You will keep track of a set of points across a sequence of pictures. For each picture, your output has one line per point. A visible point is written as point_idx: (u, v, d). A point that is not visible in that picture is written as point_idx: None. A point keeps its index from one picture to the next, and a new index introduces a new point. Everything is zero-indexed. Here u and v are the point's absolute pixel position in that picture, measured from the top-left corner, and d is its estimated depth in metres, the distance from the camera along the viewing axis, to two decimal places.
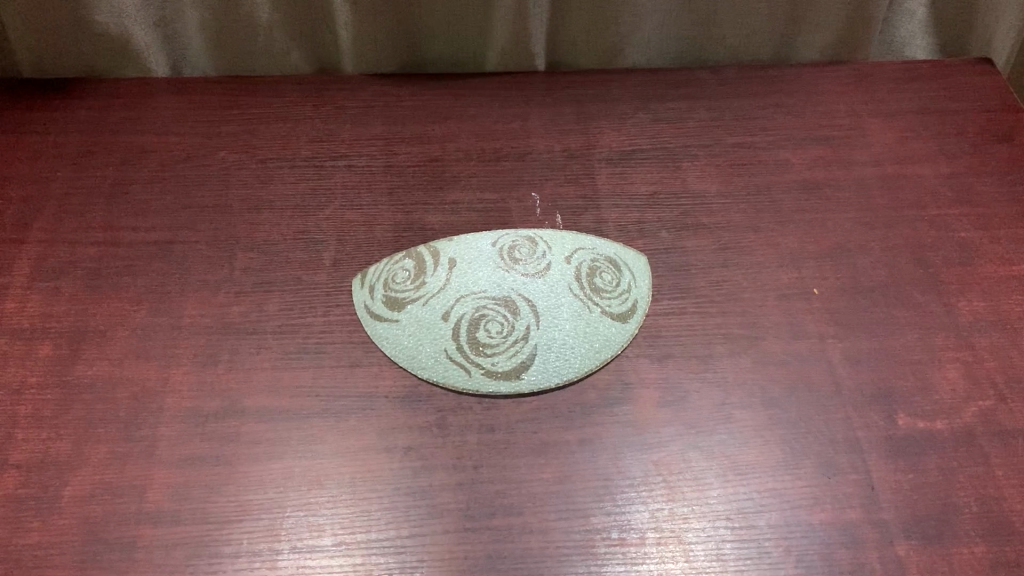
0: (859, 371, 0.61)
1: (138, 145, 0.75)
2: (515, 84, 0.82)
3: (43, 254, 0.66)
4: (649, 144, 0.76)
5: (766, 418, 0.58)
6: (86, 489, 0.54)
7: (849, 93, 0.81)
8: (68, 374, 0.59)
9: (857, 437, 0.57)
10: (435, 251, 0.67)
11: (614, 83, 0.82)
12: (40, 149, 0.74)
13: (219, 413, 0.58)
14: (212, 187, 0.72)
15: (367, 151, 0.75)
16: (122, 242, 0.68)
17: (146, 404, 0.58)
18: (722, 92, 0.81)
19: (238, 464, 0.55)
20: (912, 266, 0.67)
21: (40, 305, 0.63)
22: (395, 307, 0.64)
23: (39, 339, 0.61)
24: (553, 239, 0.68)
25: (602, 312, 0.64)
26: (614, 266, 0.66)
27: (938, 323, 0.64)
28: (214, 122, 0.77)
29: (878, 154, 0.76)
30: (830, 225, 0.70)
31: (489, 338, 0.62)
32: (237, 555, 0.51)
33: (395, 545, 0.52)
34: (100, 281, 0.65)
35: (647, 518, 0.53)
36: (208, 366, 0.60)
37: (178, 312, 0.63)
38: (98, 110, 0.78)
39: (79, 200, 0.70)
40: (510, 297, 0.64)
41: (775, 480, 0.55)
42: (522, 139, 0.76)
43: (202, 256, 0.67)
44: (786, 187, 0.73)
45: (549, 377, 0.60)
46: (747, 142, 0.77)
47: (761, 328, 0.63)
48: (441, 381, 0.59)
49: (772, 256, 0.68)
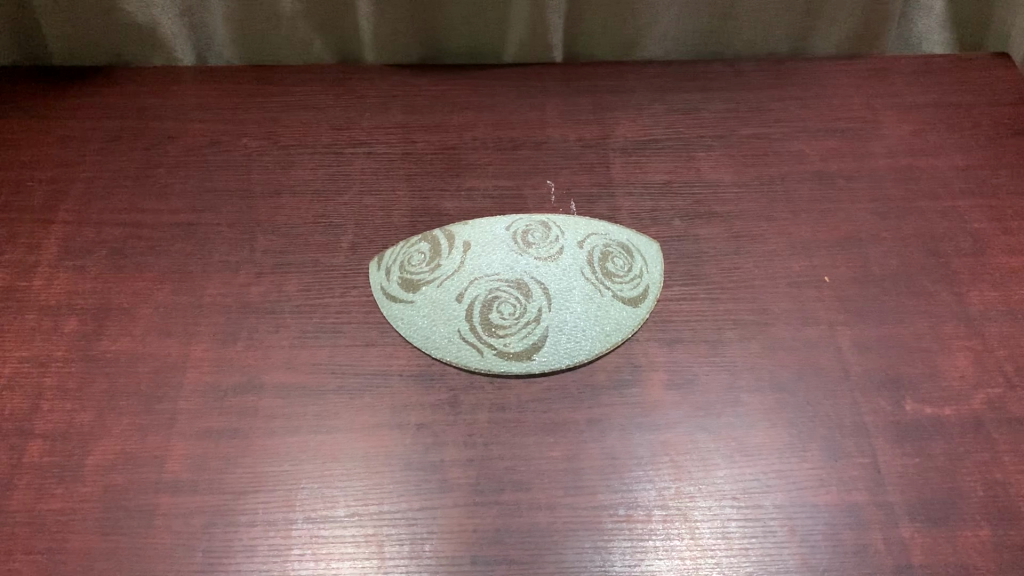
0: (867, 358, 0.61)
1: (165, 131, 0.77)
2: (533, 75, 0.83)
3: (70, 233, 0.68)
4: (664, 135, 0.77)
5: (774, 402, 0.59)
6: (108, 458, 0.55)
7: (865, 86, 0.82)
8: (92, 349, 0.61)
9: (864, 422, 0.58)
10: (450, 234, 0.68)
11: (630, 75, 0.83)
12: (69, 134, 0.76)
13: (238, 388, 0.59)
14: (235, 171, 0.73)
15: (386, 138, 0.76)
16: (147, 223, 0.69)
17: (167, 379, 0.60)
18: (738, 84, 0.82)
19: (255, 438, 0.57)
20: (924, 256, 0.68)
21: (66, 282, 0.65)
22: (410, 288, 0.65)
23: (65, 316, 0.63)
24: (566, 225, 0.69)
25: (613, 296, 0.64)
26: (626, 251, 0.67)
27: (949, 311, 0.64)
28: (238, 110, 0.79)
29: (892, 146, 0.76)
30: (843, 214, 0.71)
31: (502, 320, 0.63)
32: (253, 524, 0.53)
33: (406, 517, 0.53)
34: (123, 261, 0.67)
35: (654, 497, 0.54)
36: (226, 344, 0.62)
37: (199, 291, 0.65)
38: (125, 97, 0.80)
39: (104, 184, 0.72)
40: (522, 280, 0.65)
41: (781, 461, 0.56)
42: (538, 129, 0.77)
43: (223, 238, 0.68)
44: (799, 177, 0.74)
45: (561, 358, 0.61)
46: (762, 134, 0.77)
47: (771, 314, 0.64)
48: (453, 361, 0.60)
49: (784, 244, 0.69)
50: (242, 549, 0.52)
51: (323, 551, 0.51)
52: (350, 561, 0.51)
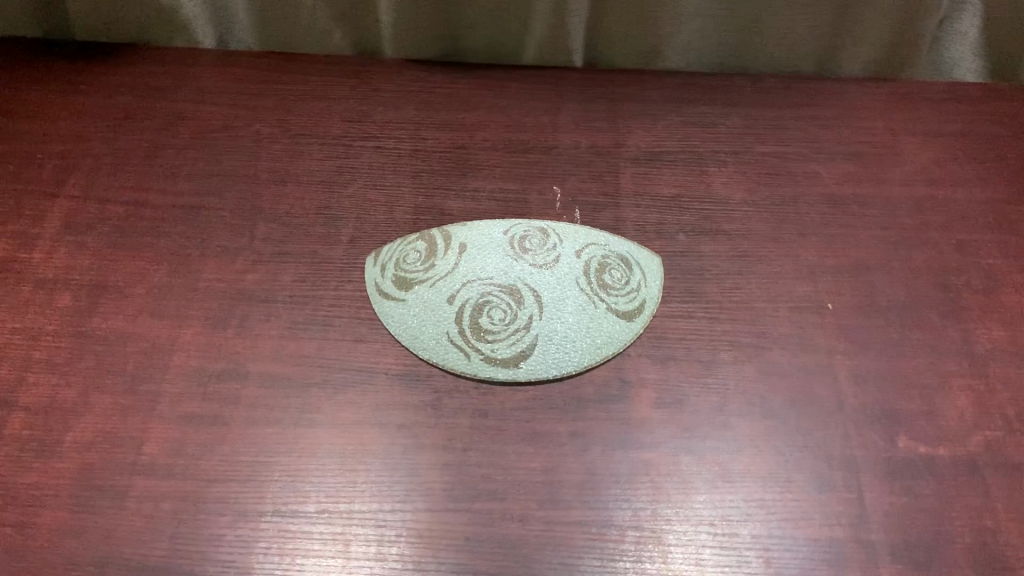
0: (864, 390, 0.60)
1: (178, 112, 0.77)
2: (551, 79, 0.82)
3: (74, 209, 0.69)
4: (677, 147, 0.76)
5: (763, 427, 0.57)
6: (88, 437, 0.56)
7: (889, 111, 0.80)
8: (84, 325, 0.61)
9: (853, 455, 0.56)
10: (448, 234, 0.67)
11: (649, 84, 0.82)
12: (84, 109, 0.77)
13: (223, 375, 0.59)
14: (243, 157, 0.74)
15: (396, 134, 0.76)
16: (152, 203, 0.70)
17: (154, 361, 0.60)
18: (758, 101, 0.80)
19: (234, 426, 0.56)
20: (933, 289, 0.66)
21: (65, 257, 0.66)
22: (402, 286, 0.64)
23: (61, 290, 0.63)
24: (565, 233, 0.68)
25: (607, 309, 0.63)
26: (625, 264, 0.66)
27: (953, 349, 0.62)
28: (252, 96, 0.79)
29: (910, 174, 0.74)
30: (854, 240, 0.69)
31: (491, 324, 0.62)
32: (223, 514, 0.52)
33: (376, 519, 0.52)
34: (123, 239, 0.67)
35: (629, 517, 0.53)
36: (216, 329, 0.62)
37: (194, 275, 0.65)
38: (143, 76, 0.80)
39: (113, 161, 0.72)
40: (515, 286, 0.64)
41: (763, 490, 0.54)
42: (550, 133, 0.77)
43: (225, 223, 0.68)
44: (812, 199, 0.72)
45: (548, 368, 0.60)
46: (778, 153, 0.76)
47: (769, 338, 0.62)
48: (440, 363, 0.60)
49: (789, 267, 0.67)
50: (209, 537, 0.51)
51: (288, 546, 0.51)
52: (315, 559, 0.50)
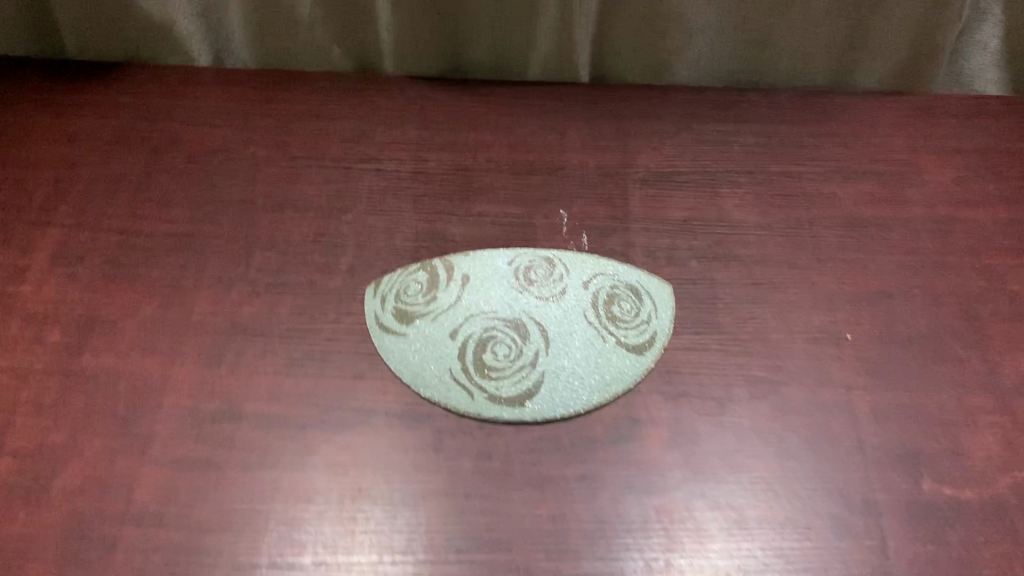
0: (886, 428, 0.57)
1: (173, 134, 0.75)
2: (557, 95, 0.79)
3: (65, 238, 0.67)
4: (688, 167, 0.73)
5: (780, 469, 0.55)
6: (76, 483, 0.53)
7: (908, 126, 0.77)
8: (73, 363, 0.59)
9: (876, 499, 0.54)
10: (450, 264, 0.65)
11: (659, 100, 0.79)
12: (77, 132, 0.74)
13: (217, 416, 0.57)
14: (240, 181, 0.71)
15: (397, 155, 0.73)
16: (145, 231, 0.67)
17: (146, 401, 0.57)
18: (771, 117, 0.78)
19: (228, 471, 0.54)
20: (956, 318, 0.63)
21: (55, 289, 0.63)
22: (403, 320, 0.62)
23: (51, 325, 0.61)
24: (572, 263, 0.65)
25: (617, 343, 0.61)
26: (635, 294, 0.64)
27: (979, 382, 0.59)
28: (249, 117, 0.77)
29: (931, 194, 0.71)
30: (873, 266, 0.66)
31: (496, 361, 0.60)
32: (216, 567, 0.50)
33: (376, 571, 0.50)
34: (115, 270, 0.65)
35: (640, 568, 0.50)
36: (210, 367, 0.59)
37: (188, 308, 0.63)
38: (138, 97, 0.78)
39: (106, 187, 0.70)
40: (520, 320, 0.62)
41: (782, 538, 0.52)
42: (556, 153, 0.74)
43: (220, 252, 0.66)
44: (829, 222, 0.69)
45: (555, 407, 0.57)
46: (793, 172, 0.73)
47: (785, 372, 0.60)
48: (442, 402, 0.57)
49: (806, 296, 0.64)
50: None
51: None
52: None
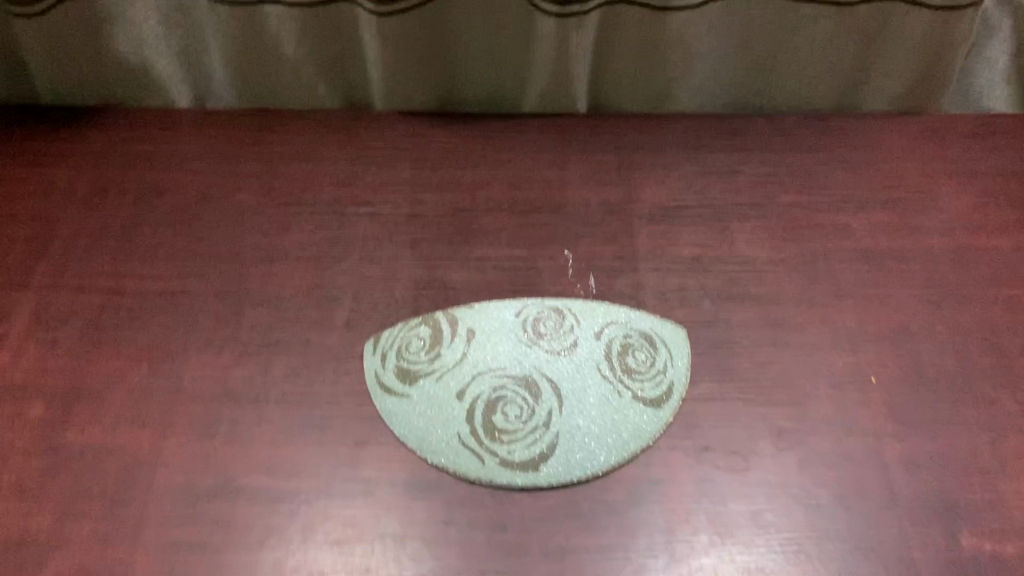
0: (919, 478, 0.54)
1: (156, 183, 0.71)
2: (554, 127, 0.76)
3: (44, 301, 0.63)
4: (695, 201, 0.70)
5: (811, 529, 0.52)
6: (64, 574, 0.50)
7: (919, 149, 0.74)
8: (57, 440, 0.56)
9: (914, 558, 0.51)
10: (453, 317, 0.62)
11: (660, 129, 0.76)
12: (53, 184, 0.71)
13: (212, 492, 0.53)
14: (227, 231, 0.68)
15: (392, 197, 0.70)
16: (129, 290, 0.64)
17: (136, 478, 0.54)
18: (778, 143, 0.75)
19: (226, 554, 0.51)
20: (984, 356, 0.60)
21: (36, 358, 0.60)
22: (407, 381, 0.59)
23: (32, 399, 0.58)
24: (582, 311, 0.62)
25: (633, 398, 0.58)
26: (648, 343, 0.61)
27: (1012, 425, 0.57)
28: (234, 161, 0.73)
29: (948, 221, 0.69)
30: (893, 301, 0.64)
31: (506, 423, 0.57)
32: None
33: None
34: (99, 334, 0.61)
35: None
36: (203, 438, 0.56)
37: (178, 373, 0.59)
38: (117, 144, 0.74)
39: (86, 243, 0.67)
40: (530, 376, 0.59)
41: None
42: (557, 190, 0.71)
43: (209, 310, 0.63)
44: (844, 255, 0.67)
45: (571, 470, 0.54)
46: (804, 203, 0.70)
47: (810, 421, 0.57)
48: (452, 469, 0.54)
49: (826, 336, 0.62)
50: None
51: None
52: None
